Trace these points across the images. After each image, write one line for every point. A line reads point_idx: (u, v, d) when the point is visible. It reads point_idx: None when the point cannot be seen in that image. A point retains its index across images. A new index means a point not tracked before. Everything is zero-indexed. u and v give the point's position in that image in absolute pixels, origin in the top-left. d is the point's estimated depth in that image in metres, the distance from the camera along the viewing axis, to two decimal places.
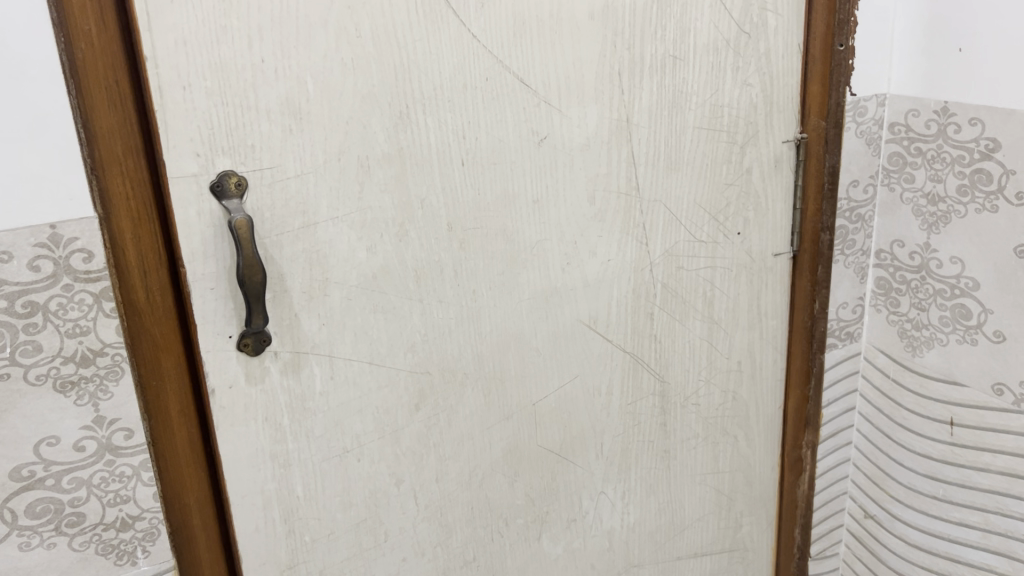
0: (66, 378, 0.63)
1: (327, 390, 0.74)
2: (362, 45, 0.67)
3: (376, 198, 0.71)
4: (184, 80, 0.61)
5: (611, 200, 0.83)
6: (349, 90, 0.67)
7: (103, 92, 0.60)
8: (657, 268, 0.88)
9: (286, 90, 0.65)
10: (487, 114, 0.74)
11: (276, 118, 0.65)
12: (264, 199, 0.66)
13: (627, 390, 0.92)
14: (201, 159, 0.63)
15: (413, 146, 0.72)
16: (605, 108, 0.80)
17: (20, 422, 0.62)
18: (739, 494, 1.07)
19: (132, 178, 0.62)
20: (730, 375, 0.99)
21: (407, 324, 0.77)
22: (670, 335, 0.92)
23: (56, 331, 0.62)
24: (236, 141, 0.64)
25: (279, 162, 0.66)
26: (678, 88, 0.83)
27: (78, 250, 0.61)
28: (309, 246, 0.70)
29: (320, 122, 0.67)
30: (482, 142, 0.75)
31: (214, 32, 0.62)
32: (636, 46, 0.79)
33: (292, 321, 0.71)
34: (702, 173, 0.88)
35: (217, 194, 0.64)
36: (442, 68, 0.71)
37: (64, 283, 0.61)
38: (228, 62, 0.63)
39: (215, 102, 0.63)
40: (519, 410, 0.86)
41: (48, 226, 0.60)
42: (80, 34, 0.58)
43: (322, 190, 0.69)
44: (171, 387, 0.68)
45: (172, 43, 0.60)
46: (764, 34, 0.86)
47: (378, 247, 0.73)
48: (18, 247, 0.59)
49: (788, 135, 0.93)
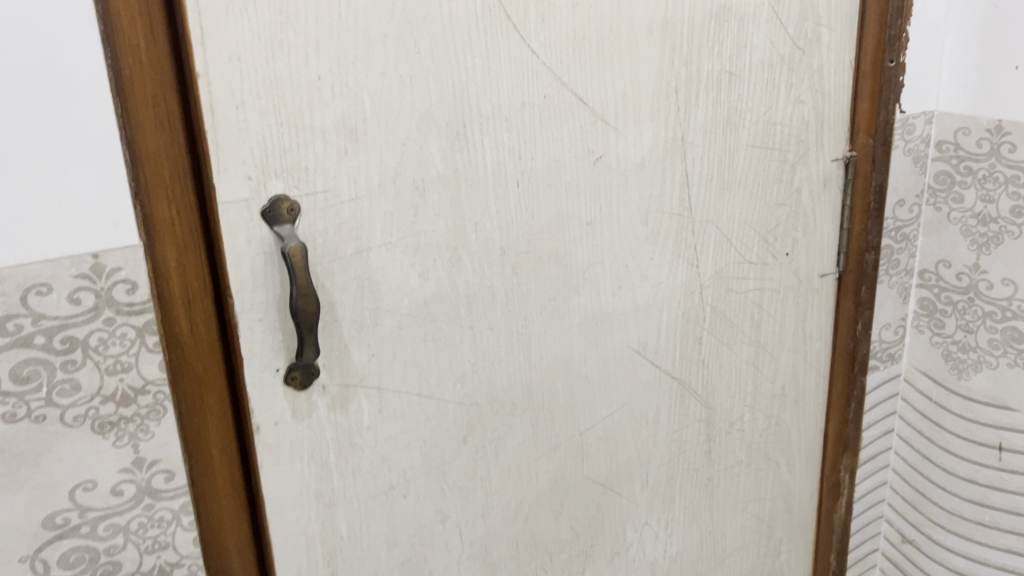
0: (105, 419, 0.58)
1: (375, 424, 0.70)
2: (421, 62, 0.63)
3: (430, 222, 0.68)
4: (237, 97, 0.57)
5: (664, 220, 0.80)
6: (405, 109, 0.64)
7: (151, 110, 0.56)
8: (707, 291, 0.85)
9: (343, 109, 0.61)
10: (544, 133, 0.71)
11: (331, 138, 0.61)
12: (317, 224, 0.62)
13: (674, 418, 0.88)
14: (253, 182, 0.59)
15: (469, 167, 0.68)
16: (661, 127, 0.76)
17: (55, 466, 0.58)
18: (778, 520, 1.04)
19: (178, 202, 0.58)
20: (773, 399, 0.96)
21: (457, 353, 0.73)
22: (718, 361, 0.89)
23: (96, 368, 0.57)
24: (290, 163, 0.60)
25: (333, 184, 0.62)
26: (733, 105, 0.80)
27: (121, 282, 0.57)
28: (360, 273, 0.66)
29: (375, 143, 0.63)
30: (538, 161, 0.71)
31: (270, 46, 0.58)
32: (694, 62, 0.76)
33: (341, 352, 0.67)
34: (754, 193, 0.85)
35: (269, 220, 0.60)
36: (500, 86, 0.67)
37: (105, 315, 0.57)
38: (284, 78, 0.58)
39: (269, 122, 0.59)
40: (567, 441, 0.82)
41: (90, 255, 0.55)
42: (127, 48, 0.54)
43: (376, 214, 0.65)
44: (214, 424, 0.64)
45: (225, 59, 0.56)
46: (818, 50, 0.84)
47: (430, 272, 0.69)
48: (58, 279, 0.55)
49: (837, 153, 0.90)
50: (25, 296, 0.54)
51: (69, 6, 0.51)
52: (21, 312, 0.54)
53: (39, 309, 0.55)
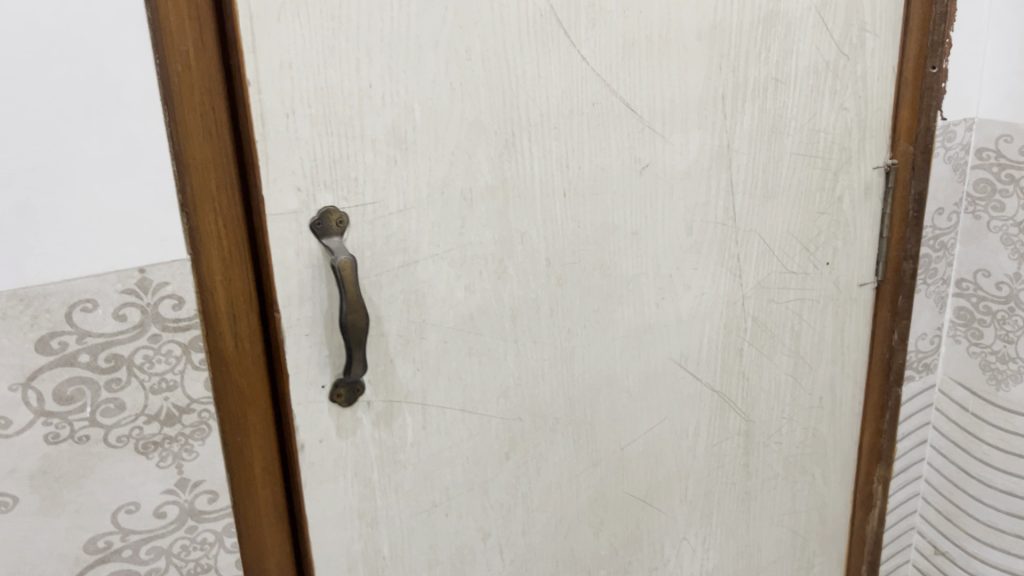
0: (149, 439, 0.56)
1: (419, 440, 0.68)
2: (472, 69, 0.62)
3: (477, 233, 0.66)
4: (288, 107, 0.55)
5: (709, 229, 0.78)
6: (455, 118, 0.62)
7: (198, 118, 0.54)
8: (749, 301, 0.83)
9: (394, 117, 0.59)
10: (592, 142, 0.69)
11: (381, 148, 0.60)
12: (365, 236, 0.61)
13: (713, 431, 0.86)
14: (303, 194, 0.57)
15: (517, 177, 0.66)
16: (708, 134, 0.75)
17: (97, 488, 0.56)
18: (813, 533, 1.02)
19: (225, 214, 0.56)
20: (811, 411, 0.94)
21: (501, 367, 0.70)
22: (758, 372, 0.87)
23: (140, 387, 0.55)
24: (340, 173, 0.58)
25: (382, 195, 0.61)
26: (779, 112, 0.78)
27: (168, 297, 0.55)
28: (407, 286, 0.64)
29: (425, 153, 0.61)
30: (585, 169, 0.69)
31: (321, 53, 0.56)
32: (741, 68, 0.74)
33: (386, 367, 0.65)
34: (797, 202, 0.83)
35: (318, 232, 0.58)
36: (550, 93, 0.66)
37: (151, 332, 0.55)
38: (335, 86, 0.57)
39: (319, 132, 0.57)
40: (608, 456, 0.80)
41: (137, 270, 0.53)
42: (176, 55, 0.52)
43: (424, 225, 0.63)
44: (257, 442, 0.62)
45: (276, 66, 0.54)
46: (862, 56, 0.82)
47: (476, 285, 0.67)
48: (103, 294, 0.53)
49: (878, 161, 0.88)
50: (70, 312, 0.52)
51: (118, 12, 0.49)
52: (66, 330, 0.52)
53: (83, 327, 0.53)
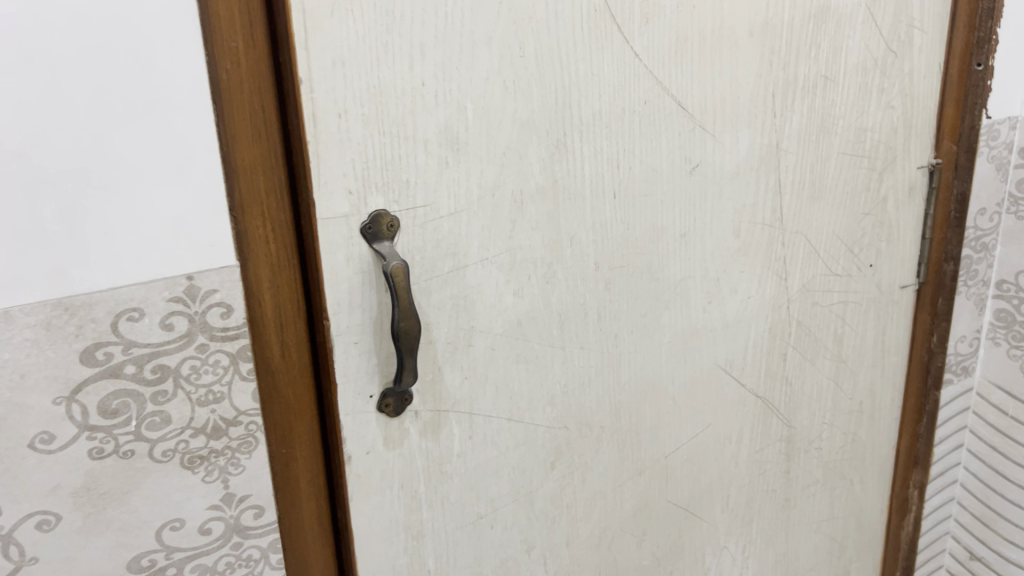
0: (195, 453, 0.54)
1: (465, 450, 0.66)
2: (525, 66, 0.59)
3: (527, 237, 0.64)
4: (340, 106, 0.53)
5: (756, 231, 0.76)
6: (507, 116, 0.60)
7: (247, 118, 0.51)
8: (794, 305, 0.82)
9: (446, 116, 0.57)
10: (643, 142, 0.67)
11: (433, 148, 0.57)
12: (415, 239, 0.58)
13: (756, 437, 0.84)
14: (354, 197, 0.55)
15: (568, 178, 0.64)
16: (758, 134, 0.72)
17: (141, 505, 0.53)
18: (850, 540, 1.00)
19: (273, 217, 0.54)
20: (851, 416, 0.92)
21: (548, 375, 0.68)
22: (801, 377, 0.85)
23: (187, 399, 0.53)
24: (391, 175, 0.56)
25: (433, 198, 0.58)
26: (827, 110, 0.76)
27: (216, 305, 0.52)
28: (456, 291, 0.61)
29: (476, 153, 0.59)
30: (636, 170, 0.67)
31: (375, 50, 0.53)
32: (792, 65, 0.72)
33: (434, 376, 0.62)
34: (843, 202, 0.81)
35: (369, 237, 0.56)
36: (602, 91, 0.63)
37: (198, 342, 0.52)
38: (387, 85, 0.54)
39: (372, 132, 0.55)
40: (651, 464, 0.77)
41: (185, 277, 0.51)
42: (225, 51, 0.50)
43: (474, 228, 0.61)
44: (302, 453, 0.60)
45: (329, 63, 0.52)
46: (910, 53, 0.80)
47: (525, 290, 0.65)
48: (150, 303, 0.50)
49: (922, 161, 0.86)
50: (116, 322, 0.49)
51: (167, 5, 0.47)
52: (112, 340, 0.50)
53: (129, 337, 0.50)
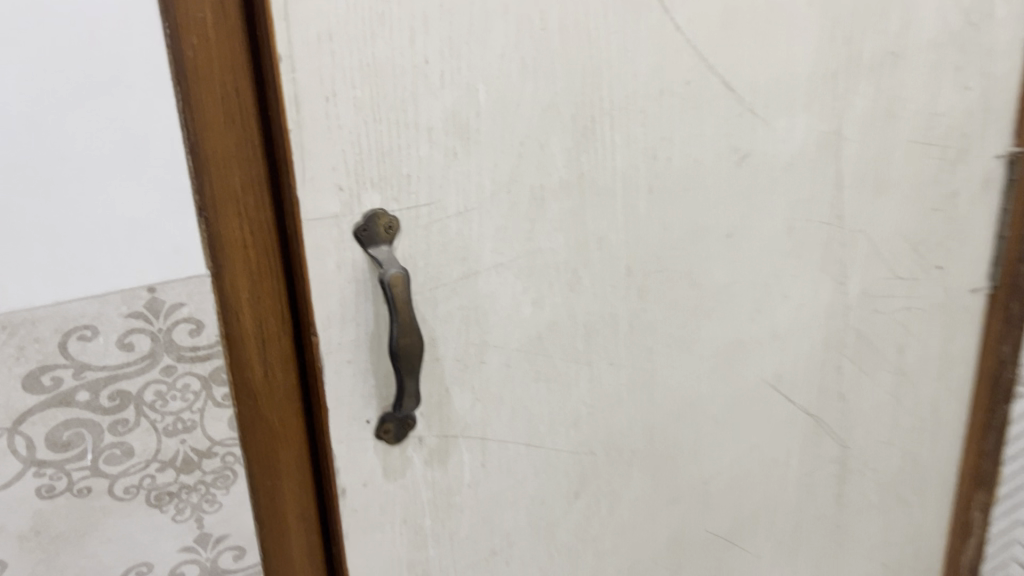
0: (163, 489, 0.47)
1: (477, 480, 0.58)
2: (547, 40, 0.50)
3: (548, 239, 0.55)
4: (328, 88, 0.44)
5: (810, 230, 0.67)
6: (526, 99, 0.51)
7: (218, 103, 0.44)
8: (852, 313, 0.73)
9: (453, 99, 0.48)
10: (686, 129, 0.57)
11: (438, 137, 0.49)
12: (418, 244, 0.50)
13: (805, 459, 0.76)
14: (345, 194, 0.47)
15: (597, 169, 0.55)
16: (816, 119, 0.63)
17: (101, 548, 0.47)
18: (905, 566, 0.91)
19: (251, 219, 0.46)
20: (912, 433, 0.83)
21: (572, 394, 0.60)
22: (857, 392, 0.77)
23: (152, 429, 0.46)
24: (388, 170, 0.48)
25: (439, 194, 0.50)
26: (895, 92, 0.67)
27: (183, 321, 0.45)
28: (466, 301, 0.53)
29: (489, 143, 0.50)
30: (675, 162, 0.58)
31: (368, 21, 0.44)
32: (856, 40, 0.63)
33: (441, 398, 0.55)
34: (909, 197, 0.72)
35: (363, 239, 0.48)
36: (638, 69, 0.54)
37: (164, 363, 0.45)
38: (383, 63, 0.46)
39: (365, 118, 0.46)
40: (688, 491, 0.69)
41: (146, 289, 0.44)
42: (190, 23, 0.42)
43: (487, 230, 0.53)
44: (291, 485, 0.52)
45: (315, 36, 0.43)
46: (992, 26, 0.69)
47: (546, 299, 0.56)
48: (105, 319, 0.43)
49: (1000, 149, 0.75)
50: (64, 341, 0.42)
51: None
52: (61, 363, 0.43)
53: (81, 359, 0.43)
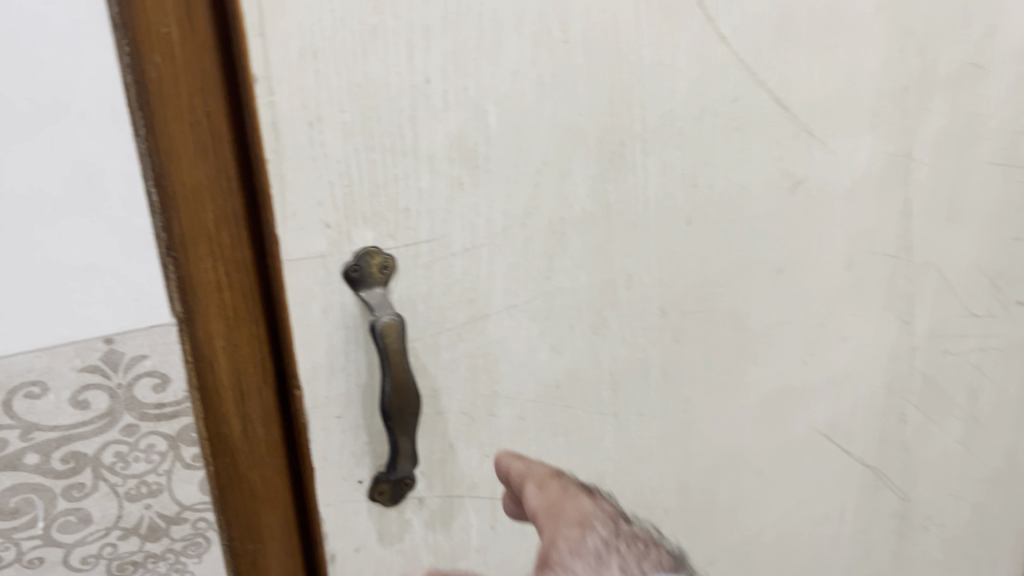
0: (126, 558, 0.43)
1: (486, 543, 0.52)
2: (569, 55, 0.43)
3: (569, 278, 0.48)
4: (312, 112, 0.39)
5: (874, 264, 0.59)
6: (544, 122, 0.44)
7: (186, 128, 0.38)
8: (918, 355, 0.65)
9: (459, 123, 0.42)
10: (731, 152, 0.50)
11: (441, 167, 0.43)
12: (418, 285, 0.44)
13: (861, 515, 0.68)
14: (333, 231, 0.41)
15: (626, 200, 0.48)
16: (882, 140, 0.56)
17: None
18: None
19: (227, 258, 0.41)
20: (983, 485, 0.74)
21: (595, 449, 0.53)
22: (923, 442, 0.68)
23: (112, 493, 0.41)
24: (383, 203, 0.42)
25: (442, 230, 0.44)
26: (975, 108, 0.58)
27: (147, 376, 0.40)
28: (474, 347, 0.47)
29: (501, 172, 0.44)
30: (718, 189, 0.51)
31: (359, 36, 0.38)
32: (932, 51, 0.55)
33: (444, 454, 0.49)
34: (989, 226, 0.63)
35: (353, 282, 0.42)
36: (676, 86, 0.47)
37: (124, 423, 0.40)
38: (376, 84, 0.40)
39: (356, 146, 0.40)
40: (727, 551, 0.62)
41: (103, 339, 0.39)
42: (153, 39, 0.36)
43: (498, 268, 0.46)
44: (274, 548, 0.47)
45: (296, 55, 0.37)
46: None
47: (566, 344, 0.50)
48: (55, 374, 0.38)
49: None
50: (9, 399, 0.38)
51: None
52: (6, 423, 0.38)
53: (30, 418, 0.38)
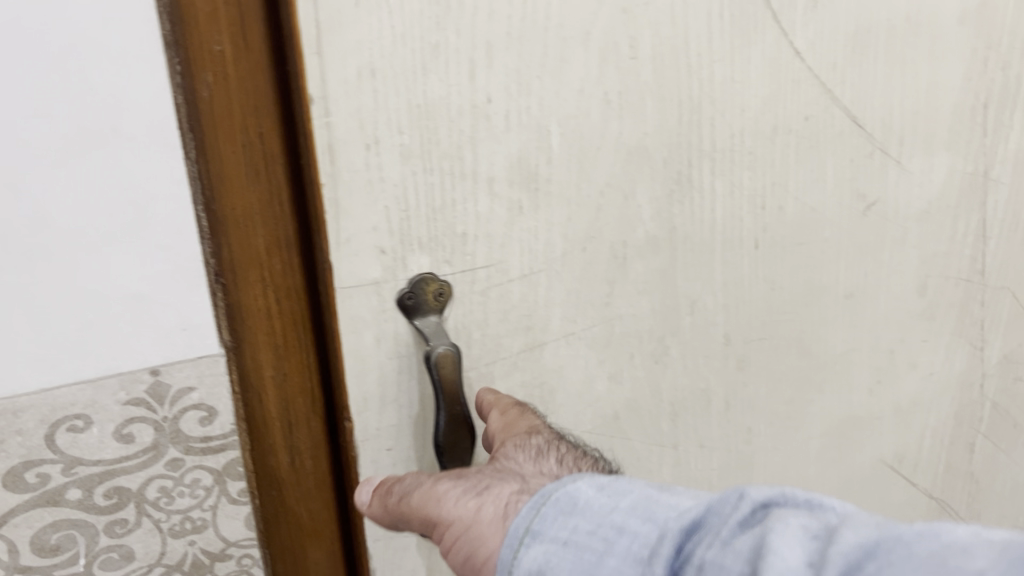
0: None
1: None
2: (637, 71, 0.40)
3: (631, 304, 0.46)
4: (370, 134, 0.36)
5: (946, 288, 0.56)
6: (610, 142, 0.41)
7: (239, 151, 0.36)
8: (989, 382, 0.61)
9: (520, 144, 0.40)
10: (803, 173, 0.47)
11: (501, 190, 0.40)
12: (474, 313, 0.42)
13: None
14: (388, 258, 0.39)
15: (691, 223, 0.45)
16: (959, 158, 0.53)
17: None
18: None
19: (278, 284, 0.39)
20: None
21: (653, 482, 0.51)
22: (991, 471, 0.65)
23: (156, 530, 0.40)
24: (440, 228, 0.39)
25: (499, 255, 0.41)
26: None
27: (193, 409, 0.39)
28: (530, 377, 0.45)
29: (563, 194, 0.42)
30: (788, 211, 0.48)
31: (420, 54, 0.36)
32: (1013, 64, 0.51)
33: None
34: None
35: (408, 310, 0.40)
36: (747, 104, 0.44)
37: (169, 456, 0.39)
38: (436, 103, 0.37)
39: (413, 169, 0.38)
40: None
41: (149, 371, 0.37)
42: (206, 58, 0.34)
43: (558, 295, 0.44)
44: None
45: (353, 74, 0.35)
46: None
47: (625, 374, 0.47)
48: (100, 408, 0.37)
49: None
50: (53, 434, 0.36)
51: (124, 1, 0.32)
52: (49, 459, 0.37)
53: (73, 453, 0.37)
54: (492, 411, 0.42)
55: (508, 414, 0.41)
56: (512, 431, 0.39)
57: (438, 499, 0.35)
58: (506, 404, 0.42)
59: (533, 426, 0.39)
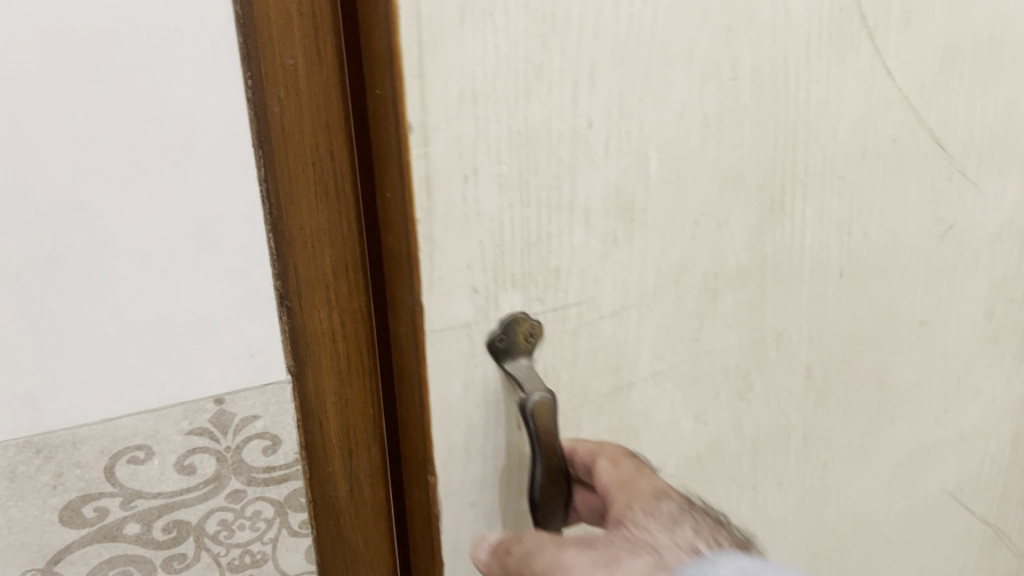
0: None
1: None
2: (736, 93, 0.38)
3: (719, 339, 0.44)
4: (468, 163, 0.34)
5: (1013, 312, 0.54)
6: (707, 167, 0.39)
7: (310, 172, 0.34)
8: None
9: (619, 172, 0.37)
10: (887, 198, 0.45)
11: (597, 221, 0.37)
12: (564, 352, 0.40)
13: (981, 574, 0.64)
14: (482, 297, 0.36)
15: (780, 253, 0.43)
16: None
17: None
18: None
19: (344, 309, 0.37)
20: None
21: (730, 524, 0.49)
22: None
23: (213, 564, 0.40)
24: (535, 264, 0.37)
25: (592, 291, 0.39)
26: None
27: (257, 437, 0.38)
28: (615, 420, 0.43)
29: (659, 222, 0.39)
30: (873, 238, 0.46)
31: (522, 77, 0.33)
32: None
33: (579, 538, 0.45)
34: None
35: (498, 353, 0.38)
36: (838, 126, 0.42)
37: (230, 488, 0.39)
38: (538, 128, 0.34)
39: (511, 200, 0.35)
40: None
41: (213, 400, 0.37)
42: (279, 74, 0.32)
43: (647, 331, 0.41)
44: None
45: (454, 99, 0.32)
46: None
47: (708, 413, 0.45)
48: (162, 438, 0.36)
49: None
50: (112, 467, 0.36)
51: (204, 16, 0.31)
52: (107, 492, 0.36)
53: (132, 486, 0.37)
54: (599, 459, 0.39)
55: (621, 466, 0.38)
56: (635, 492, 0.37)
57: (564, 567, 0.32)
58: (614, 452, 0.39)
59: (657, 488, 0.37)
